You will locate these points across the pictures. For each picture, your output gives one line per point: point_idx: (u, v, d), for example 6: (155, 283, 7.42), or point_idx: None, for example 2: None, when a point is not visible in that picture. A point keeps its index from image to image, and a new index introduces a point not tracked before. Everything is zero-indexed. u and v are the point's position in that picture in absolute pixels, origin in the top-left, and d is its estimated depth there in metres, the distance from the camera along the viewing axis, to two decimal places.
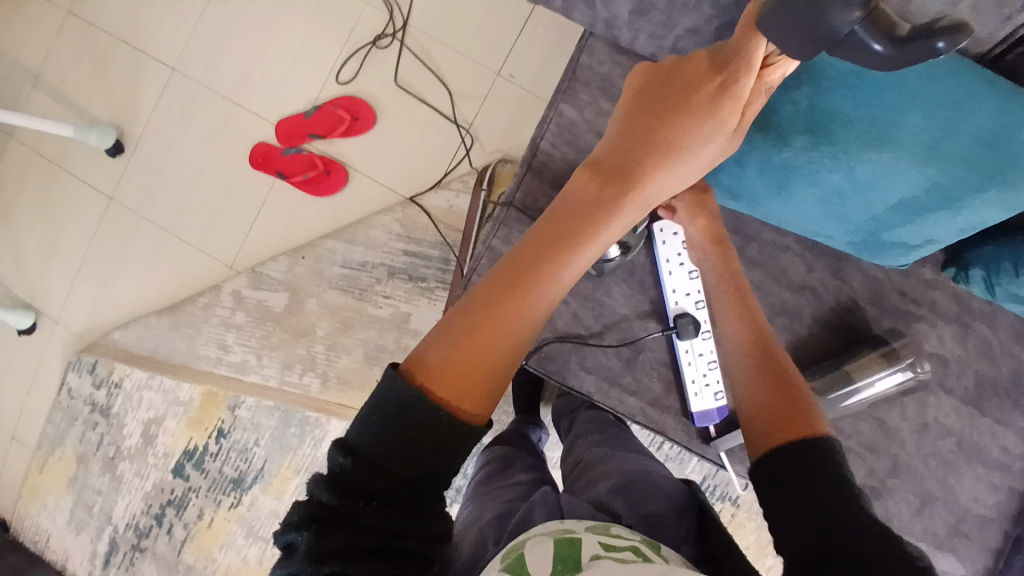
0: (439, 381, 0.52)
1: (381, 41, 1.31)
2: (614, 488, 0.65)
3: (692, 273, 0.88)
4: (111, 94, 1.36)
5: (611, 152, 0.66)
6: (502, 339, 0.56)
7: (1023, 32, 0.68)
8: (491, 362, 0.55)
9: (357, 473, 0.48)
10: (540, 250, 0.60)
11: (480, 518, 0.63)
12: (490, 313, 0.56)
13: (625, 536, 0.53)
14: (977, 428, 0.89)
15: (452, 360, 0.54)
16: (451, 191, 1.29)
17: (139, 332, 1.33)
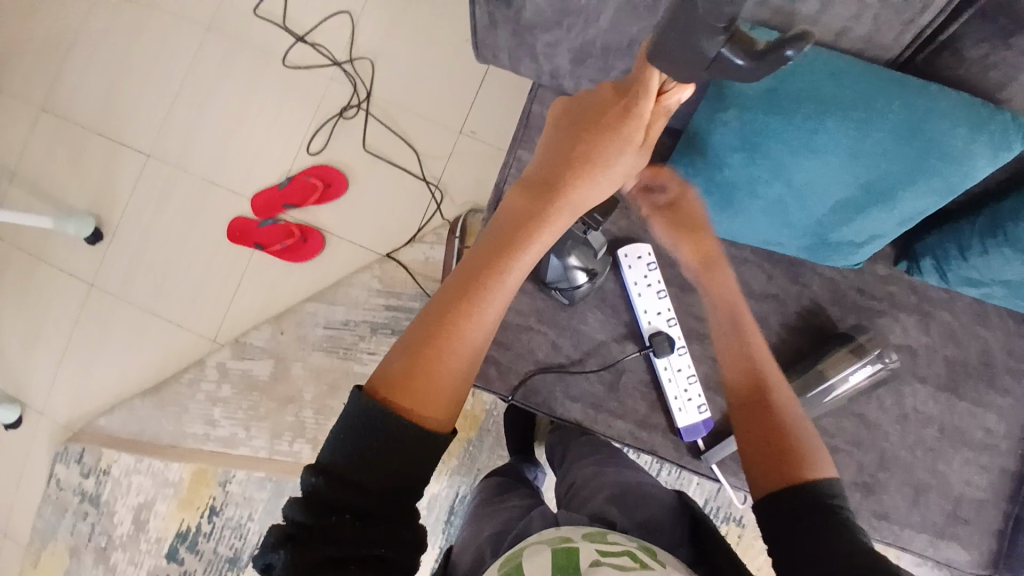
0: (398, 397, 0.56)
1: (347, 111, 1.38)
2: (608, 499, 0.67)
3: (659, 292, 0.91)
4: (88, 184, 1.41)
5: (538, 172, 0.72)
6: (454, 355, 0.60)
7: (928, 32, 0.70)
8: (444, 377, 0.58)
9: (328, 493, 0.52)
10: (482, 269, 0.64)
11: (479, 535, 0.63)
12: (439, 331, 0.60)
13: (620, 542, 0.53)
14: (955, 413, 0.92)
15: (408, 374, 0.57)
16: (426, 243, 1.34)
17: (125, 416, 1.31)
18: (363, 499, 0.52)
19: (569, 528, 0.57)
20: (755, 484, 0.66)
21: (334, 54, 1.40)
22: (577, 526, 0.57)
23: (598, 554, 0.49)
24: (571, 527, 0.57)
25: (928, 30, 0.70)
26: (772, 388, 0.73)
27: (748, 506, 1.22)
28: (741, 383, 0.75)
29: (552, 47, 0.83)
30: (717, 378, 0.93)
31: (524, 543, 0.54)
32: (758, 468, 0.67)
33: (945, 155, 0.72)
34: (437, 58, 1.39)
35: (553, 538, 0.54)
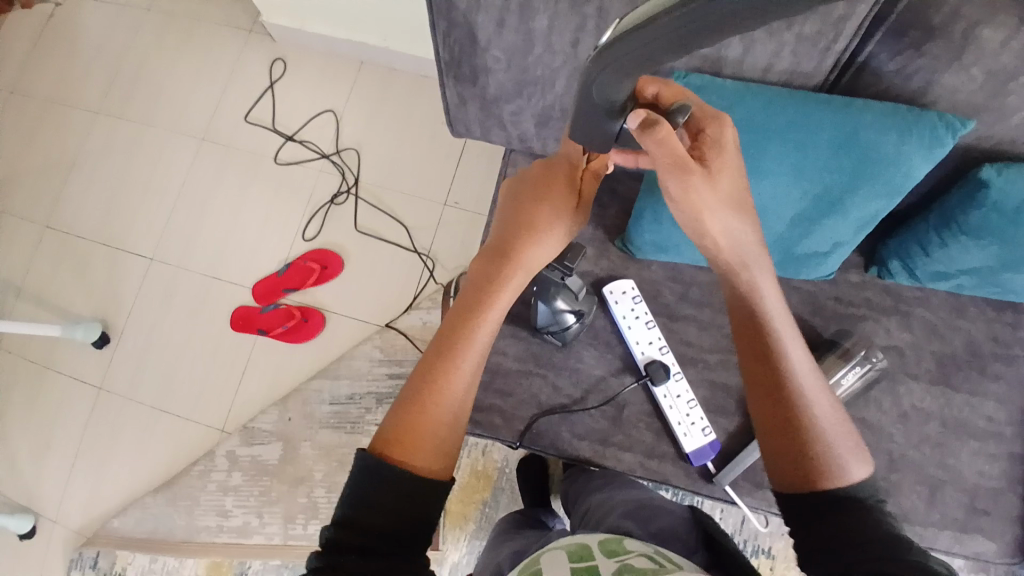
0: (392, 448, 0.63)
1: (338, 198, 1.48)
2: (626, 513, 0.74)
3: (648, 323, 0.96)
4: (95, 292, 1.47)
5: (497, 238, 0.80)
6: (442, 399, 0.67)
7: (845, 57, 0.78)
8: (431, 429, 0.65)
9: (341, 540, 0.55)
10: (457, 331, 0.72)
11: (499, 554, 0.72)
12: (425, 386, 0.68)
13: (636, 548, 0.55)
14: (954, 404, 0.94)
15: (402, 428, 0.64)
16: (423, 309, 1.39)
17: (138, 516, 1.30)
18: (372, 540, 0.56)
19: (590, 537, 0.60)
20: (779, 482, 0.63)
21: (321, 148, 1.51)
22: (597, 535, 0.60)
23: (613, 562, 0.51)
24: (591, 537, 0.60)
25: (845, 56, 0.78)
26: (789, 372, 0.66)
27: (774, 536, 1.21)
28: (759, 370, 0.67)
29: (517, 114, 0.92)
30: (717, 400, 0.96)
31: (542, 555, 0.57)
32: (776, 469, 0.64)
33: (881, 159, 0.78)
34: (415, 140, 1.51)
35: (572, 551, 0.56)
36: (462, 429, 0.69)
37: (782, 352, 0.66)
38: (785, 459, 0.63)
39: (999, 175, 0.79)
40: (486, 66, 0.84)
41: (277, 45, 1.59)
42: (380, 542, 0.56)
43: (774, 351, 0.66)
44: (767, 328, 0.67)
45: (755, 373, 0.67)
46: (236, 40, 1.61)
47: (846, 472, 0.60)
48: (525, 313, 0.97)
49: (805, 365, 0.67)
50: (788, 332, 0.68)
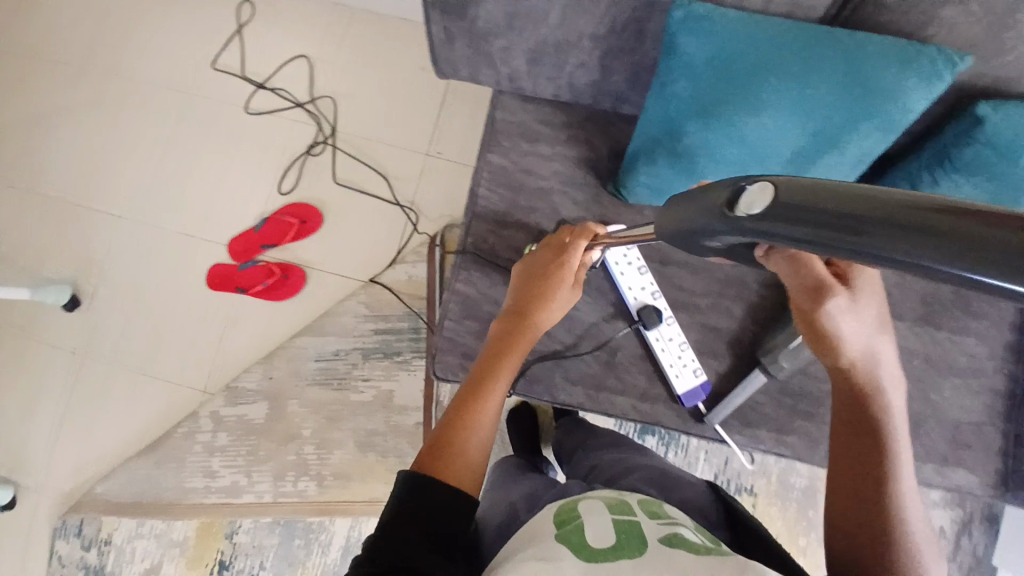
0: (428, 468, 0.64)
1: (314, 149, 1.42)
2: (650, 480, 0.79)
3: (641, 268, 0.95)
4: (61, 253, 1.39)
5: (515, 300, 0.84)
6: (484, 429, 0.70)
7: None
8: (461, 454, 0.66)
9: (390, 534, 0.55)
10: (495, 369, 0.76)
11: (508, 495, 0.75)
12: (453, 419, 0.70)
13: (679, 521, 0.60)
14: (937, 343, 0.97)
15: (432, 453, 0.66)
16: (408, 263, 1.36)
17: (123, 479, 1.28)
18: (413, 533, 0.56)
19: (629, 496, 0.66)
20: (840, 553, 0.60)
21: (295, 97, 1.44)
22: (635, 495, 0.67)
23: (656, 523, 0.57)
24: (629, 495, 0.66)
25: None
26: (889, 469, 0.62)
27: (757, 474, 1.27)
28: (850, 452, 0.64)
29: (507, 51, 0.88)
30: (709, 343, 0.96)
31: (583, 502, 0.64)
32: (837, 558, 0.60)
33: (882, 94, 0.77)
34: (395, 88, 1.44)
35: (612, 503, 0.63)
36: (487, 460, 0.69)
37: (893, 467, 0.62)
38: (859, 554, 0.59)
39: (995, 110, 0.79)
40: None
41: None
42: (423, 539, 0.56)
43: (886, 461, 0.62)
44: (881, 437, 0.64)
45: (846, 469, 0.64)
46: None
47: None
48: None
49: (912, 485, 0.63)
50: (903, 449, 0.64)
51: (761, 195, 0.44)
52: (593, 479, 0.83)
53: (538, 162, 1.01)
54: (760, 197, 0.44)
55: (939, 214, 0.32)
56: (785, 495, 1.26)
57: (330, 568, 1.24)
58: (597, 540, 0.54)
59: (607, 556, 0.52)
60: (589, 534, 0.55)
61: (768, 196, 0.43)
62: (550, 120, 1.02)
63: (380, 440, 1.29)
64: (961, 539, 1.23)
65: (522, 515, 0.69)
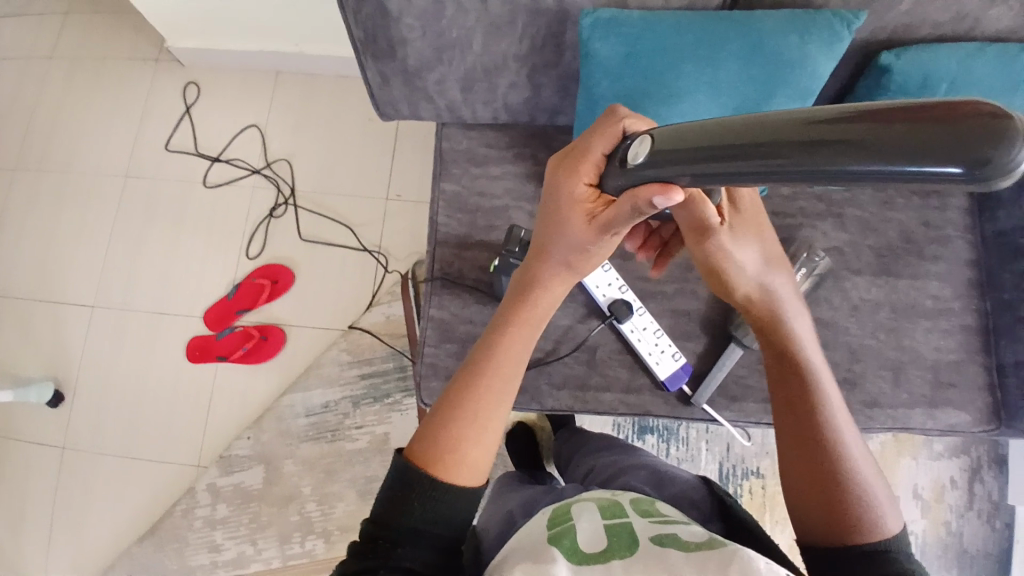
0: (422, 455, 0.57)
1: (276, 210, 1.44)
2: (645, 480, 0.78)
3: (604, 265, 0.97)
4: (41, 351, 1.39)
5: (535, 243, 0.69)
6: (482, 415, 0.59)
7: None
8: (451, 444, 0.57)
9: (376, 536, 0.54)
10: (500, 336, 0.65)
11: (507, 504, 0.76)
12: (446, 401, 0.61)
13: (677, 518, 0.58)
14: (900, 290, 1.00)
15: (425, 437, 0.58)
16: (384, 304, 1.37)
17: (126, 569, 1.24)
18: (399, 538, 0.54)
19: (622, 496, 0.65)
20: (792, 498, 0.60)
21: (251, 164, 1.48)
22: (628, 494, 0.66)
23: (646, 520, 0.56)
24: (621, 495, 0.65)
25: None
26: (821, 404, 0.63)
27: (761, 456, 1.26)
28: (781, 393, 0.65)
29: (440, 83, 0.93)
30: (682, 327, 0.98)
31: (574, 506, 0.62)
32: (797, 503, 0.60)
33: (788, 64, 0.82)
34: (346, 141, 1.49)
35: (602, 506, 0.61)
36: (484, 449, 0.58)
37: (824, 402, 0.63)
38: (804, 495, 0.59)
39: (898, 58, 0.85)
40: (402, 36, 0.84)
41: (187, 69, 1.54)
42: (410, 545, 0.54)
43: (811, 394, 0.63)
44: (802, 373, 0.64)
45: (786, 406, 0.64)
46: (143, 71, 1.55)
47: (882, 529, 0.55)
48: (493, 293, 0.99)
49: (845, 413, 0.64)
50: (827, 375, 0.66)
51: (640, 146, 0.54)
52: (590, 482, 0.84)
53: (490, 183, 1.04)
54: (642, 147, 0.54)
55: (882, 121, 0.35)
56: None
57: None
58: (587, 542, 0.53)
59: (599, 558, 0.50)
60: (581, 538, 0.54)
61: (646, 144, 0.53)
62: (493, 142, 1.06)
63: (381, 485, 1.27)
64: (973, 487, 1.22)
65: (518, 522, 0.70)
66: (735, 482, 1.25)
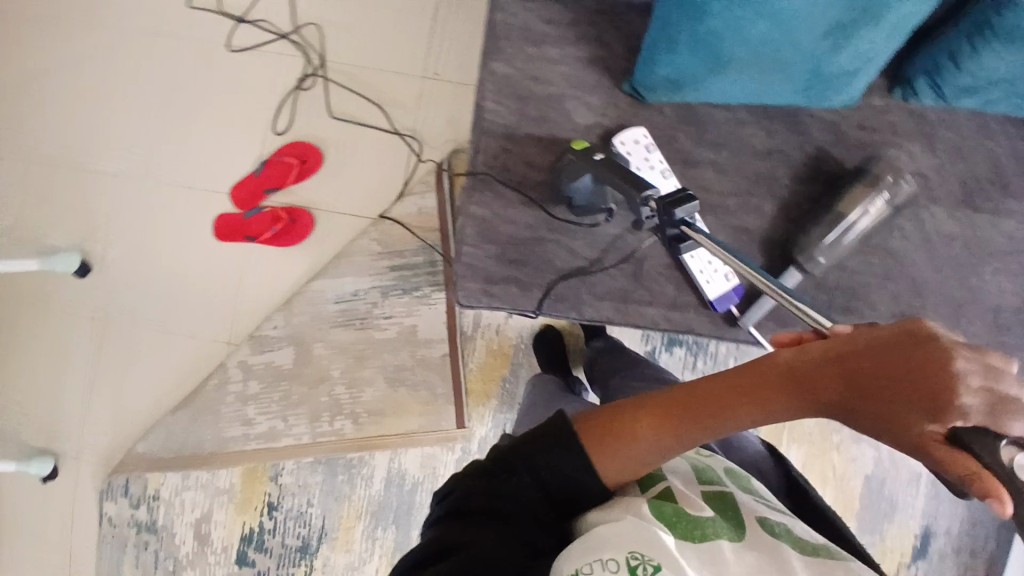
0: (600, 434, 0.56)
1: (305, 82, 1.34)
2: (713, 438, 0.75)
3: (664, 172, 0.92)
4: (67, 219, 1.36)
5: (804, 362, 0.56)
6: (659, 454, 0.56)
7: None
8: (634, 455, 0.56)
9: (504, 467, 0.53)
10: (709, 408, 0.57)
11: None
12: (636, 415, 0.58)
13: (775, 504, 0.57)
14: (978, 225, 0.92)
15: (610, 423, 0.57)
16: (416, 195, 1.31)
17: (161, 437, 1.29)
18: (524, 480, 0.53)
19: (715, 460, 0.63)
20: None
21: (278, 28, 1.35)
22: (719, 460, 0.63)
23: (752, 498, 0.55)
24: (710, 459, 0.63)
25: None
26: None
27: None
28: None
29: None
30: (740, 245, 0.94)
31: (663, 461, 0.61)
32: None
33: None
34: (381, 11, 1.35)
35: (695, 468, 0.59)
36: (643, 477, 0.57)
37: None
38: None
39: None
40: None
41: None
42: (528, 487, 0.53)
43: None
44: None
45: None
46: None
47: None
48: (546, 197, 0.94)
49: None
50: None
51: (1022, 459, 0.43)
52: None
53: (547, 67, 0.93)
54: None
55: None
56: None
57: (375, 500, 1.29)
58: (688, 506, 0.52)
59: (703, 528, 0.49)
60: (682, 499, 0.53)
61: None
62: (554, 19, 0.93)
63: (409, 375, 1.30)
64: None
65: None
66: None
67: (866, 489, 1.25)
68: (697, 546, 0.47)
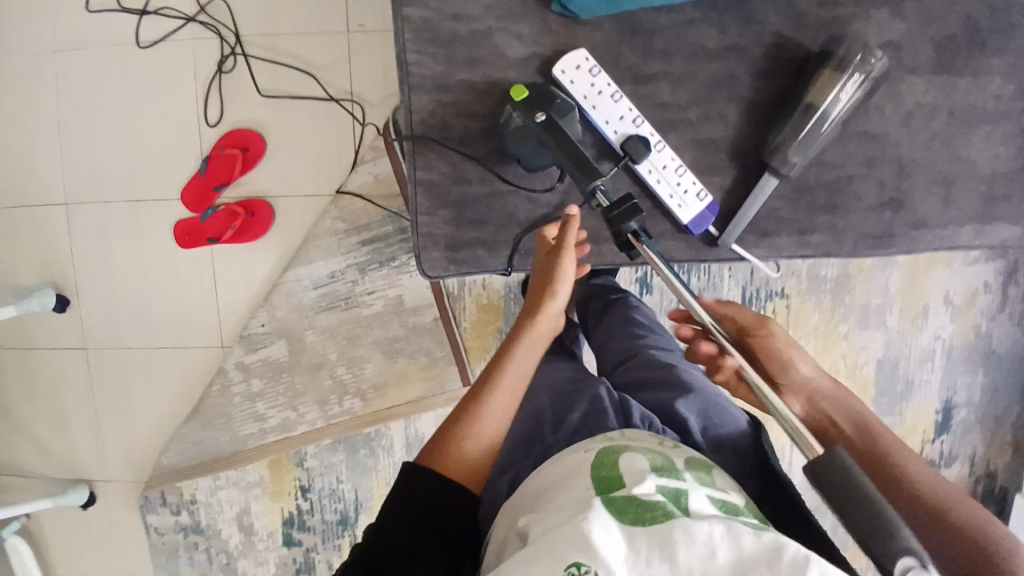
0: (436, 454, 0.65)
1: (225, 64, 1.24)
2: (697, 411, 0.75)
3: (615, 95, 0.85)
4: (28, 256, 1.32)
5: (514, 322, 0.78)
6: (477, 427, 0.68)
7: None
8: (461, 442, 0.66)
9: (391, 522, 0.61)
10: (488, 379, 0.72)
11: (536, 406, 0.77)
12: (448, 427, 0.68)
13: (731, 494, 0.56)
14: (961, 90, 0.85)
15: (434, 445, 0.67)
16: (369, 162, 1.24)
17: (182, 447, 1.32)
18: (413, 523, 0.61)
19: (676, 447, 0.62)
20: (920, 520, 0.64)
21: (182, 10, 1.24)
22: (683, 452, 0.61)
23: (705, 491, 0.55)
24: (673, 451, 0.61)
25: None
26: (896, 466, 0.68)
27: (785, 276, 1.24)
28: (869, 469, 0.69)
29: None
30: (708, 159, 0.89)
31: (619, 453, 0.58)
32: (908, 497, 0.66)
33: None
34: None
35: (656, 463, 0.57)
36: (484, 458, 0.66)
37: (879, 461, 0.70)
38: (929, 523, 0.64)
39: None
40: None
41: None
42: (414, 525, 0.61)
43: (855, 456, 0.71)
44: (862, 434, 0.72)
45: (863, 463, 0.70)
46: None
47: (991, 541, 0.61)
48: (494, 148, 0.88)
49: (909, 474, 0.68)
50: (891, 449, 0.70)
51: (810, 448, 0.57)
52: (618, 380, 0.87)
53: (466, 3, 0.84)
54: (917, 565, 0.50)
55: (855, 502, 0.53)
56: (818, 288, 1.24)
57: (399, 465, 1.33)
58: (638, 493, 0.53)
59: (654, 517, 0.50)
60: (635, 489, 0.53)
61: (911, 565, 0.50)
62: None
63: (406, 344, 1.29)
64: (1006, 289, 1.23)
65: (549, 436, 0.71)
66: (757, 304, 1.25)
67: (877, 372, 1.25)
68: (644, 536, 0.48)
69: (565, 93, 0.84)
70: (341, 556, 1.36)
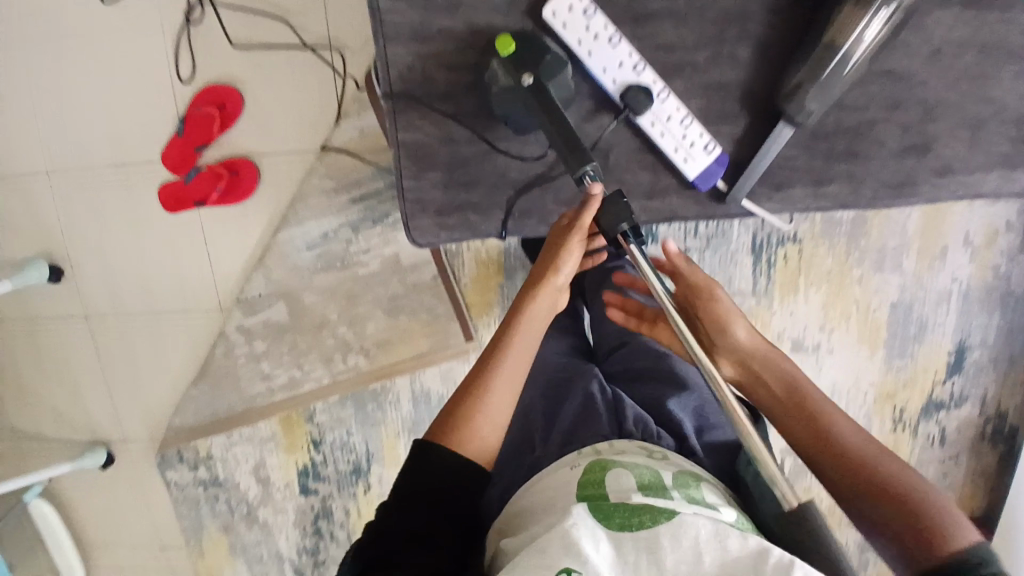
0: (443, 441, 0.63)
1: (191, 14, 1.17)
2: (689, 411, 0.78)
3: (612, 39, 0.76)
4: (15, 225, 1.29)
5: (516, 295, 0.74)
6: (485, 414, 0.65)
7: None
8: (468, 431, 0.64)
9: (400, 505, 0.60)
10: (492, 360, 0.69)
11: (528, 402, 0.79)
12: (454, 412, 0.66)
13: (713, 498, 0.59)
14: (996, 19, 0.76)
15: (440, 431, 0.64)
16: (354, 115, 1.18)
17: (193, 409, 1.34)
18: (420, 507, 0.60)
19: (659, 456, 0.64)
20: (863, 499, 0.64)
21: None
22: (671, 464, 0.63)
23: (692, 498, 0.57)
24: (662, 464, 0.63)
25: None
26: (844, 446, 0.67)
27: (798, 220, 1.18)
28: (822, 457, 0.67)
29: None
30: (717, 107, 0.81)
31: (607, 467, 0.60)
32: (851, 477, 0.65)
33: None
34: None
35: (643, 480, 0.59)
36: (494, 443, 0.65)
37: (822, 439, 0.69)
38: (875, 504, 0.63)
39: None
40: None
41: None
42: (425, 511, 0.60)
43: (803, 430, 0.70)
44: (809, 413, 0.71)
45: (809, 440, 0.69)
46: None
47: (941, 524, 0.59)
48: (482, 104, 0.81)
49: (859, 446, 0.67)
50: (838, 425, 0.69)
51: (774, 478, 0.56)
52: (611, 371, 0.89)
53: None
54: None
55: None
56: (832, 232, 1.18)
57: (408, 418, 1.35)
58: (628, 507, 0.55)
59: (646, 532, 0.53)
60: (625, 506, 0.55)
61: None
62: None
63: (406, 302, 1.26)
64: None
65: (539, 443, 0.72)
66: (768, 251, 1.20)
67: (890, 316, 1.21)
68: (632, 542, 0.53)
69: (553, 43, 0.76)
70: (357, 504, 1.39)
